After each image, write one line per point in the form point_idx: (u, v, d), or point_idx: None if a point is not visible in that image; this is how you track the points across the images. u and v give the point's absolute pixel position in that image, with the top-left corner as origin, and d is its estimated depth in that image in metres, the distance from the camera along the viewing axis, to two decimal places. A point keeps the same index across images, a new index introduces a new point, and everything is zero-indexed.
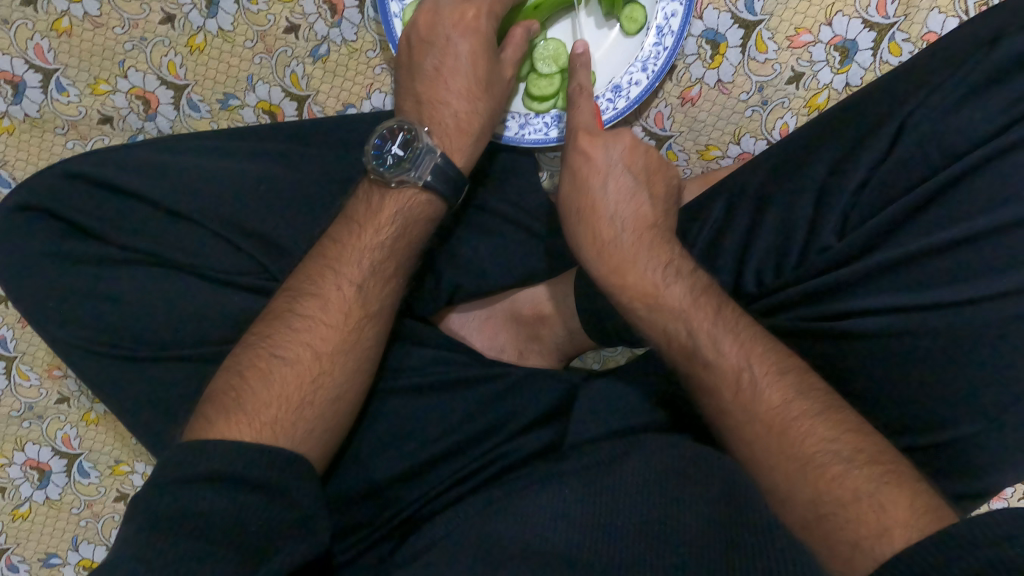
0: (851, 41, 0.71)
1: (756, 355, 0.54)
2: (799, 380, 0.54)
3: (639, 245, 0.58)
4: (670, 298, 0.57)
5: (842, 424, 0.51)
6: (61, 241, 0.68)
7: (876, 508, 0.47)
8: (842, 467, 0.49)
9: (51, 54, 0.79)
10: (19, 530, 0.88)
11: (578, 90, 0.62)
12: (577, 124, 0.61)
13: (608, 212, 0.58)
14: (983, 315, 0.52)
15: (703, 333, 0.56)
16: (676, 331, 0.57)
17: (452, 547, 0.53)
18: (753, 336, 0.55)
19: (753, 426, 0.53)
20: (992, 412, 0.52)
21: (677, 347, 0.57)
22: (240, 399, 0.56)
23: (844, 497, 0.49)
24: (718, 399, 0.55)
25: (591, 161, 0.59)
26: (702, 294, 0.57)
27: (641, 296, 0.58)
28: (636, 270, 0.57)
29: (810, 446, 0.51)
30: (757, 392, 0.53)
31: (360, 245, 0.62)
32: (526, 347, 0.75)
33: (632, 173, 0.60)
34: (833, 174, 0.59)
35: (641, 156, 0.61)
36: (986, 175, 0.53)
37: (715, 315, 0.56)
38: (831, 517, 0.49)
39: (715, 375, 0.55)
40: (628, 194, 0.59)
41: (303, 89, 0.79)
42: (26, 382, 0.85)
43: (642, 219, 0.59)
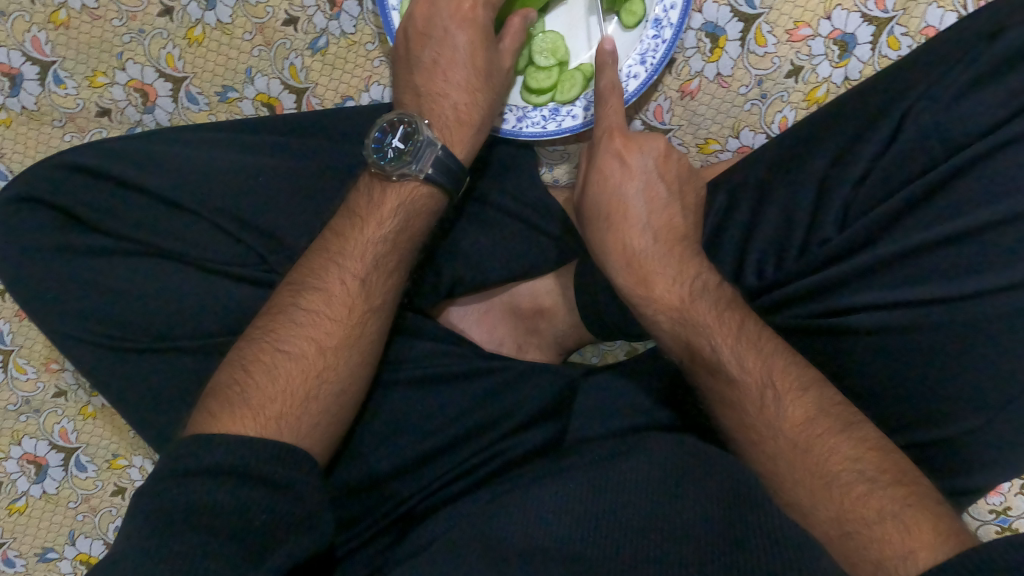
0: (850, 35, 0.71)
1: (779, 371, 0.56)
2: (821, 397, 0.55)
3: (666, 257, 0.59)
4: (696, 313, 0.58)
5: (865, 442, 0.52)
6: (59, 234, 0.68)
7: (900, 529, 0.48)
8: (866, 486, 0.51)
9: (49, 47, 0.78)
10: (15, 524, 0.87)
11: (608, 90, 0.60)
12: (610, 125, 0.61)
13: (637, 221, 0.59)
14: (980, 308, 0.53)
15: (727, 348, 0.57)
16: (700, 347, 0.58)
17: (457, 539, 0.54)
18: (775, 351, 0.56)
19: (777, 442, 0.54)
20: (989, 403, 0.53)
21: (701, 362, 0.58)
22: (245, 392, 0.57)
23: (868, 516, 0.50)
24: (741, 413, 0.56)
25: (627, 166, 0.60)
26: (727, 309, 0.58)
27: (665, 309, 0.59)
28: (663, 281, 0.59)
29: (834, 465, 0.52)
30: (781, 408, 0.55)
31: (365, 238, 0.62)
32: (525, 341, 0.76)
33: (666, 183, 0.61)
34: (833, 168, 0.60)
35: (672, 166, 0.62)
36: (984, 169, 0.54)
37: (739, 331, 0.57)
38: (855, 535, 0.50)
39: (739, 392, 0.56)
40: (660, 203, 0.60)
41: (302, 81, 0.79)
42: (23, 376, 0.84)
43: (672, 231, 0.60)
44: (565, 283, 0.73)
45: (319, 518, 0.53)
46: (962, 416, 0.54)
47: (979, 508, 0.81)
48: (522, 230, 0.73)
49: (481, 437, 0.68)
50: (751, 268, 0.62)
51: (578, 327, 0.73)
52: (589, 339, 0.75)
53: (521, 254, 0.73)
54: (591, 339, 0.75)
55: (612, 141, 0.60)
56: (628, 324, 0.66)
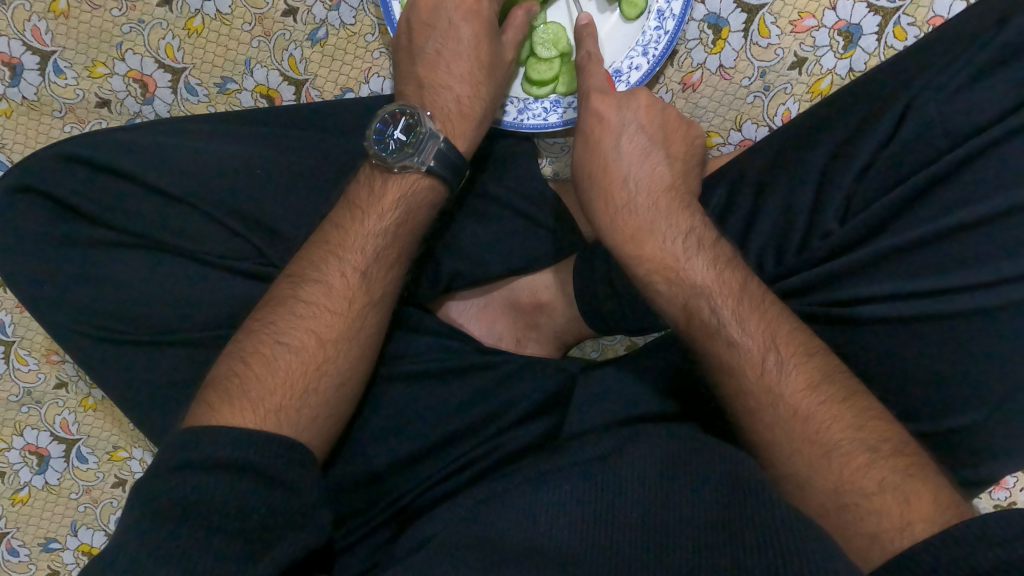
0: (855, 26, 0.70)
1: (782, 337, 0.54)
2: (824, 363, 0.53)
3: (654, 210, 0.58)
4: (690, 272, 0.57)
5: (867, 412, 0.52)
6: (57, 226, 0.68)
7: (901, 501, 0.48)
8: (868, 456, 0.50)
9: (49, 36, 0.78)
10: (18, 514, 0.88)
11: (587, 57, 0.64)
12: (591, 86, 0.62)
13: (621, 173, 0.59)
14: (984, 302, 0.52)
15: (726, 310, 0.55)
16: (697, 308, 0.56)
17: (456, 534, 0.53)
18: (777, 316, 0.55)
19: (776, 410, 0.53)
20: (994, 398, 0.52)
21: (697, 325, 0.56)
22: (244, 384, 0.57)
23: (867, 487, 0.49)
24: (739, 378, 0.54)
25: (607, 121, 0.60)
26: (726, 268, 0.57)
27: (659, 269, 0.57)
28: (654, 239, 0.57)
29: (836, 433, 0.51)
30: (782, 373, 0.53)
31: (366, 229, 0.62)
32: (523, 335, 0.75)
33: (649, 134, 0.60)
34: (835, 161, 0.59)
35: (658, 117, 0.61)
36: (990, 161, 0.53)
37: (740, 291, 0.56)
38: (852, 507, 0.49)
39: (737, 354, 0.54)
40: (643, 153, 0.60)
41: (301, 73, 0.79)
42: (24, 367, 0.85)
43: (659, 183, 0.59)
44: (564, 277, 0.72)
45: (317, 513, 0.53)
46: (965, 411, 0.53)
47: (982, 503, 0.81)
48: (522, 223, 0.73)
49: (479, 432, 0.68)
50: (752, 262, 0.62)
51: (577, 321, 0.73)
52: (589, 333, 0.75)
53: (520, 248, 0.72)
54: (590, 333, 0.74)
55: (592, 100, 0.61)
56: (627, 318, 0.66)
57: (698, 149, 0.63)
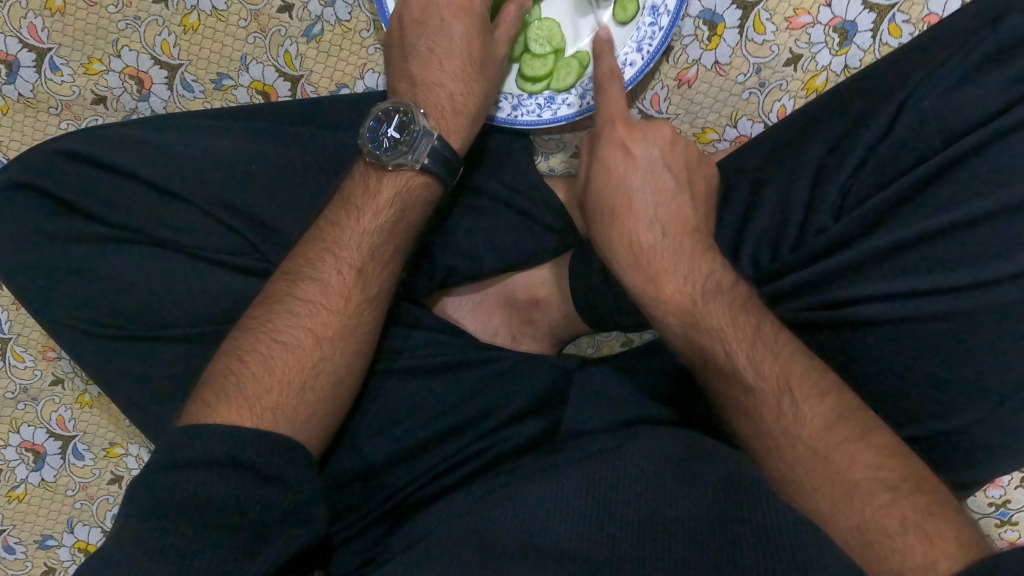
0: (850, 23, 0.70)
1: (797, 377, 0.54)
2: (839, 403, 0.53)
3: (676, 252, 0.57)
4: (708, 315, 0.57)
5: (885, 450, 0.52)
6: (53, 223, 0.68)
7: (924, 540, 0.47)
8: (889, 495, 0.49)
9: (45, 34, 0.78)
10: (15, 511, 0.88)
11: (607, 75, 0.60)
12: (611, 113, 0.60)
13: (646, 215, 0.58)
14: (979, 298, 0.52)
15: (742, 353, 0.55)
16: (713, 351, 0.56)
17: (452, 531, 0.54)
18: (792, 356, 0.55)
19: (795, 449, 0.53)
20: (989, 395, 0.52)
21: (713, 368, 0.57)
22: (241, 382, 0.57)
23: (890, 526, 0.48)
24: (756, 419, 0.55)
25: (632, 156, 0.58)
26: (742, 310, 0.57)
27: (676, 310, 0.57)
28: (674, 280, 0.57)
29: (855, 473, 0.51)
30: (798, 414, 0.53)
31: (361, 228, 0.62)
32: (520, 331, 0.75)
33: (672, 173, 0.59)
34: (830, 157, 0.59)
35: (680, 155, 0.60)
36: (985, 158, 0.53)
37: (755, 334, 0.56)
38: (875, 546, 0.49)
39: (755, 398, 0.55)
40: (668, 194, 0.58)
41: (297, 69, 0.79)
42: (20, 364, 0.85)
43: (681, 223, 0.58)
44: (561, 272, 0.73)
45: (313, 511, 0.53)
46: (959, 407, 0.53)
47: (978, 501, 0.81)
48: (518, 219, 0.73)
49: (475, 428, 0.68)
50: (747, 259, 0.62)
51: (573, 318, 0.73)
52: (584, 330, 0.75)
53: (516, 245, 0.72)
54: (586, 330, 0.74)
55: (614, 131, 0.59)
56: (622, 315, 0.66)
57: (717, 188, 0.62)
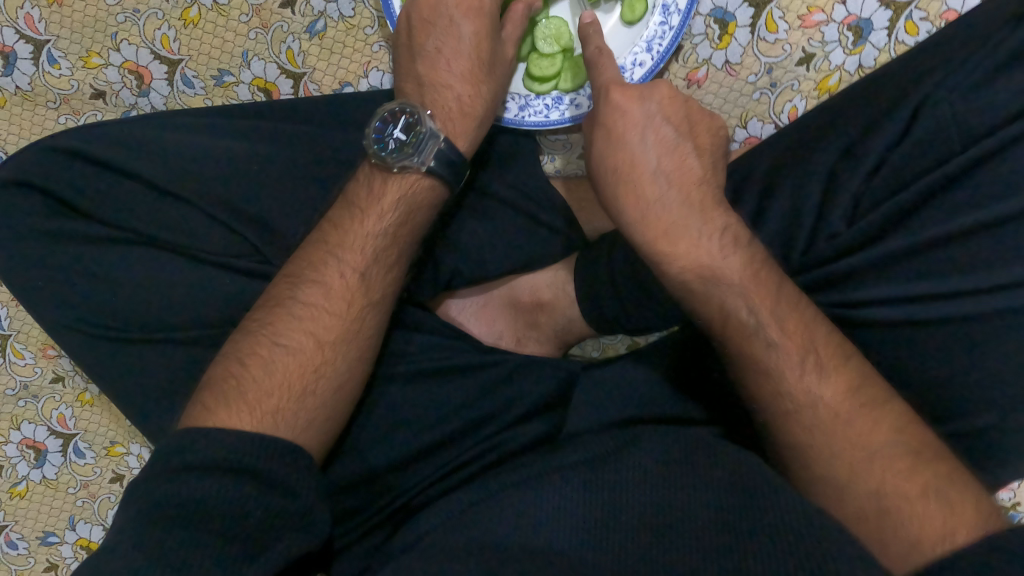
0: (865, 21, 0.69)
1: (820, 338, 0.53)
2: (862, 366, 0.53)
3: (687, 205, 0.55)
4: (727, 269, 0.54)
5: (906, 416, 0.51)
6: (48, 220, 0.67)
7: (944, 507, 0.47)
8: (910, 461, 0.49)
9: (42, 25, 0.77)
10: (17, 508, 0.88)
11: (597, 52, 0.59)
12: (607, 78, 0.58)
13: (650, 169, 0.55)
14: (994, 306, 0.51)
15: (764, 309, 0.53)
16: (735, 306, 0.54)
17: (455, 534, 0.53)
18: (814, 317, 0.54)
19: (815, 411, 0.52)
20: (1003, 404, 0.51)
21: (733, 325, 0.54)
22: (241, 386, 0.56)
23: (910, 492, 0.48)
24: (777, 379, 0.53)
25: (630, 114, 0.56)
26: (761, 267, 0.54)
27: (694, 266, 0.54)
28: (688, 234, 0.54)
29: (876, 438, 0.50)
30: (822, 375, 0.52)
31: (365, 231, 0.61)
32: (524, 334, 0.74)
33: (673, 125, 0.57)
34: (844, 160, 0.58)
35: (680, 110, 0.58)
36: (1003, 161, 0.52)
37: (777, 292, 0.54)
38: (892, 512, 0.48)
39: (775, 355, 0.53)
40: (670, 146, 0.56)
41: (299, 66, 0.77)
42: (20, 361, 0.84)
43: (688, 176, 0.56)
44: (567, 275, 0.72)
45: (315, 512, 0.53)
46: (973, 414, 0.53)
47: None
48: (523, 220, 0.72)
49: (479, 431, 0.68)
50: None
51: (578, 321, 0.72)
52: (590, 332, 0.74)
53: (521, 246, 0.71)
54: (591, 332, 0.74)
55: (611, 92, 0.57)
56: (627, 318, 0.65)
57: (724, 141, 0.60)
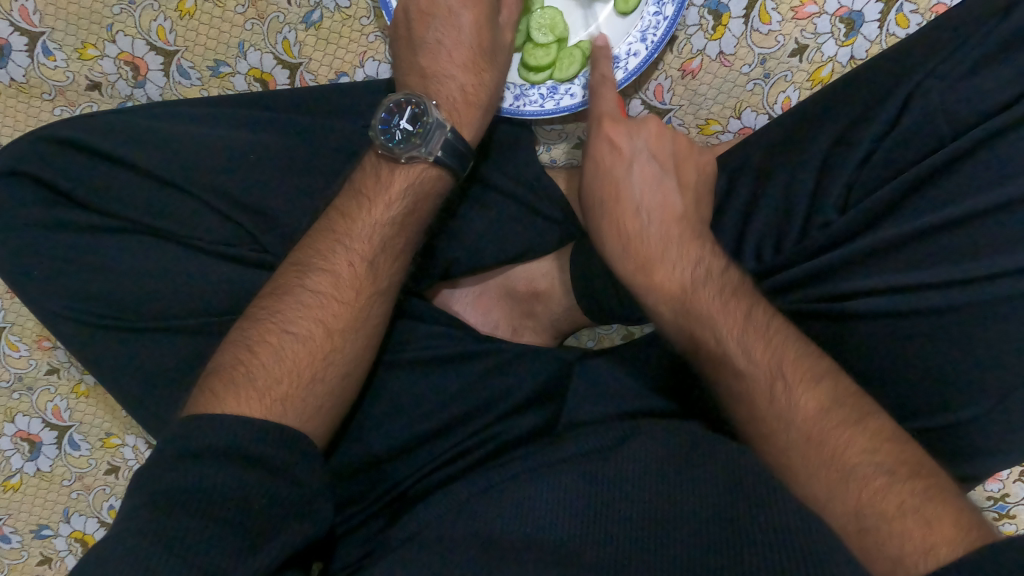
0: (857, 13, 0.69)
1: (790, 361, 0.54)
2: (834, 388, 0.53)
3: (666, 239, 0.57)
4: (700, 301, 0.56)
5: (881, 435, 0.51)
6: (44, 211, 0.67)
7: (922, 524, 0.46)
8: (884, 480, 0.49)
9: (37, 17, 0.76)
10: (11, 501, 0.88)
11: (600, 80, 0.62)
12: (602, 111, 0.61)
13: (633, 204, 0.58)
14: (985, 293, 0.52)
15: (733, 339, 0.55)
16: (705, 337, 0.56)
17: (451, 523, 0.53)
18: (785, 341, 0.55)
19: (788, 434, 0.52)
20: (993, 390, 0.52)
21: (705, 355, 0.56)
22: (250, 372, 0.56)
23: (887, 511, 0.48)
24: (750, 405, 0.54)
25: (618, 150, 0.58)
26: (732, 297, 0.56)
27: (669, 298, 0.57)
28: (664, 267, 0.57)
29: (850, 458, 0.50)
30: (792, 399, 0.53)
31: (372, 219, 0.61)
32: (519, 323, 0.75)
33: (659, 162, 0.59)
34: (836, 149, 0.59)
35: (667, 144, 0.60)
36: (991, 151, 0.53)
37: (746, 320, 0.55)
38: (874, 530, 0.48)
39: (746, 385, 0.54)
40: (655, 182, 0.58)
41: (295, 56, 0.77)
42: (15, 353, 0.84)
43: (670, 211, 0.58)
44: (561, 265, 0.72)
45: (317, 501, 0.53)
46: (962, 401, 0.53)
47: (977, 494, 0.81)
48: (519, 211, 0.72)
49: (475, 420, 0.68)
50: (750, 251, 0.61)
51: (574, 311, 0.72)
52: (586, 322, 0.74)
53: (517, 237, 0.72)
54: (587, 323, 0.74)
55: (602, 126, 0.59)
56: (625, 309, 0.65)
57: (710, 178, 0.62)
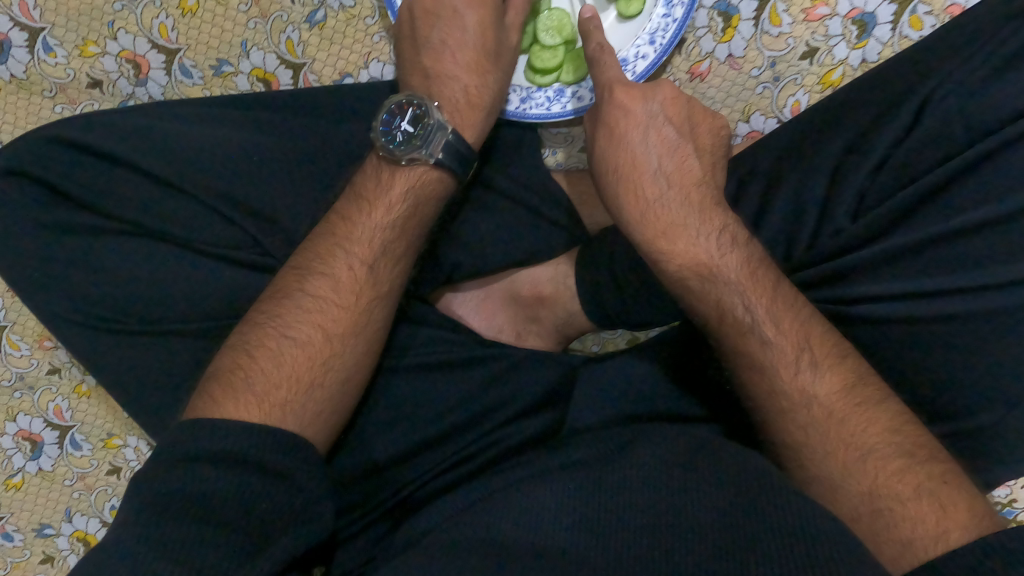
0: (869, 15, 0.69)
1: (815, 337, 0.53)
2: (858, 366, 0.53)
3: (687, 206, 0.55)
4: (725, 270, 0.54)
5: (901, 417, 0.51)
6: (47, 211, 0.66)
7: (936, 508, 0.47)
8: (903, 462, 0.49)
9: (37, 12, 0.76)
10: (12, 500, 0.87)
11: (599, 49, 0.58)
12: (610, 78, 0.57)
13: (651, 169, 0.55)
14: (998, 302, 0.51)
15: (762, 309, 0.53)
16: (731, 305, 0.54)
17: (456, 529, 0.53)
18: (811, 316, 0.54)
19: (810, 410, 0.52)
20: (1005, 401, 0.51)
21: (731, 324, 0.54)
22: (249, 378, 0.55)
23: (902, 493, 0.48)
24: (770, 379, 0.53)
25: (633, 114, 0.56)
26: (760, 267, 0.55)
27: (692, 267, 0.54)
28: (688, 236, 0.54)
29: (871, 436, 0.50)
30: (817, 374, 0.52)
31: (373, 223, 0.61)
32: (524, 328, 0.74)
33: (675, 126, 0.57)
34: (849, 155, 0.58)
35: (682, 110, 0.58)
36: (1008, 159, 0.52)
37: (774, 293, 0.54)
38: (886, 512, 0.48)
39: (772, 354, 0.53)
40: (672, 146, 0.56)
41: (299, 56, 0.77)
42: (16, 352, 0.83)
43: (687, 175, 0.56)
44: (567, 269, 0.71)
45: (321, 506, 0.53)
46: (974, 411, 0.53)
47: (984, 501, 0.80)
48: (525, 214, 0.71)
49: (480, 425, 0.67)
50: None
51: (580, 315, 0.72)
52: (591, 327, 0.74)
53: (523, 240, 0.71)
54: (592, 327, 0.74)
55: (614, 95, 0.56)
56: (630, 314, 0.65)
57: (724, 140, 0.60)
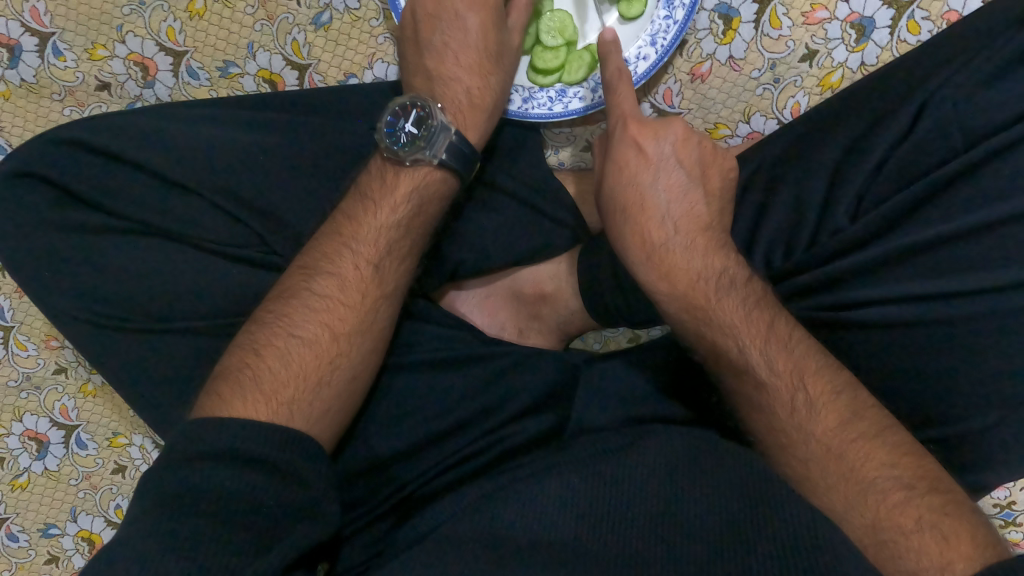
0: (868, 19, 0.69)
1: (810, 374, 0.54)
2: (854, 401, 0.53)
3: (690, 247, 0.56)
4: (721, 312, 0.56)
5: (900, 448, 0.51)
6: (55, 211, 0.67)
7: (939, 540, 0.46)
8: (903, 494, 0.49)
9: (48, 18, 0.77)
10: (18, 500, 0.88)
11: (617, 74, 0.58)
12: (623, 112, 0.57)
13: (658, 213, 0.56)
14: (996, 303, 0.52)
15: (756, 350, 0.55)
16: (726, 348, 0.55)
17: (459, 527, 0.53)
18: (806, 352, 0.54)
19: (808, 447, 0.52)
20: (1004, 401, 0.52)
21: (727, 364, 0.56)
22: (257, 376, 0.56)
23: (904, 525, 0.48)
24: (770, 417, 0.54)
25: (644, 153, 0.56)
26: (756, 306, 0.56)
27: (689, 308, 0.56)
28: (685, 273, 0.56)
29: (869, 470, 0.50)
30: (813, 411, 0.53)
31: (377, 222, 0.61)
32: (526, 326, 0.75)
33: (685, 169, 0.57)
34: (847, 157, 0.58)
35: (693, 149, 0.58)
36: (1006, 160, 0.53)
37: (768, 331, 0.55)
38: (890, 544, 0.48)
39: (768, 396, 0.54)
40: (680, 191, 0.57)
41: (304, 57, 0.78)
42: (23, 352, 0.84)
43: (694, 220, 0.57)
44: (569, 268, 0.72)
45: (325, 505, 0.53)
46: (974, 411, 0.53)
47: (984, 502, 0.81)
48: (527, 214, 0.72)
49: (481, 424, 0.68)
50: (759, 257, 0.61)
51: (581, 313, 0.72)
52: (593, 326, 0.74)
53: (525, 241, 0.72)
54: (593, 327, 0.74)
55: (626, 130, 0.57)
56: (632, 313, 0.65)
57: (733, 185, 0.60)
